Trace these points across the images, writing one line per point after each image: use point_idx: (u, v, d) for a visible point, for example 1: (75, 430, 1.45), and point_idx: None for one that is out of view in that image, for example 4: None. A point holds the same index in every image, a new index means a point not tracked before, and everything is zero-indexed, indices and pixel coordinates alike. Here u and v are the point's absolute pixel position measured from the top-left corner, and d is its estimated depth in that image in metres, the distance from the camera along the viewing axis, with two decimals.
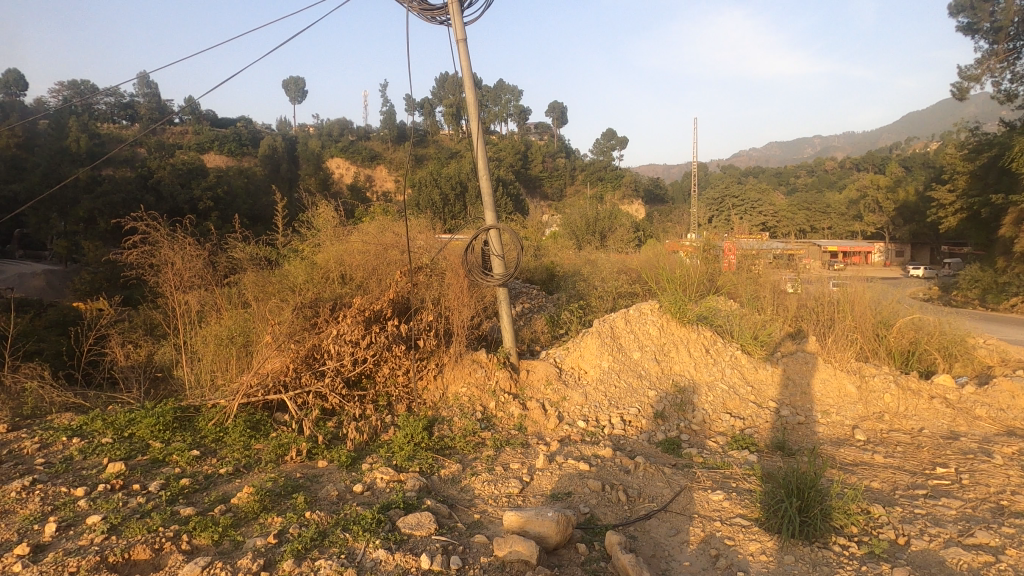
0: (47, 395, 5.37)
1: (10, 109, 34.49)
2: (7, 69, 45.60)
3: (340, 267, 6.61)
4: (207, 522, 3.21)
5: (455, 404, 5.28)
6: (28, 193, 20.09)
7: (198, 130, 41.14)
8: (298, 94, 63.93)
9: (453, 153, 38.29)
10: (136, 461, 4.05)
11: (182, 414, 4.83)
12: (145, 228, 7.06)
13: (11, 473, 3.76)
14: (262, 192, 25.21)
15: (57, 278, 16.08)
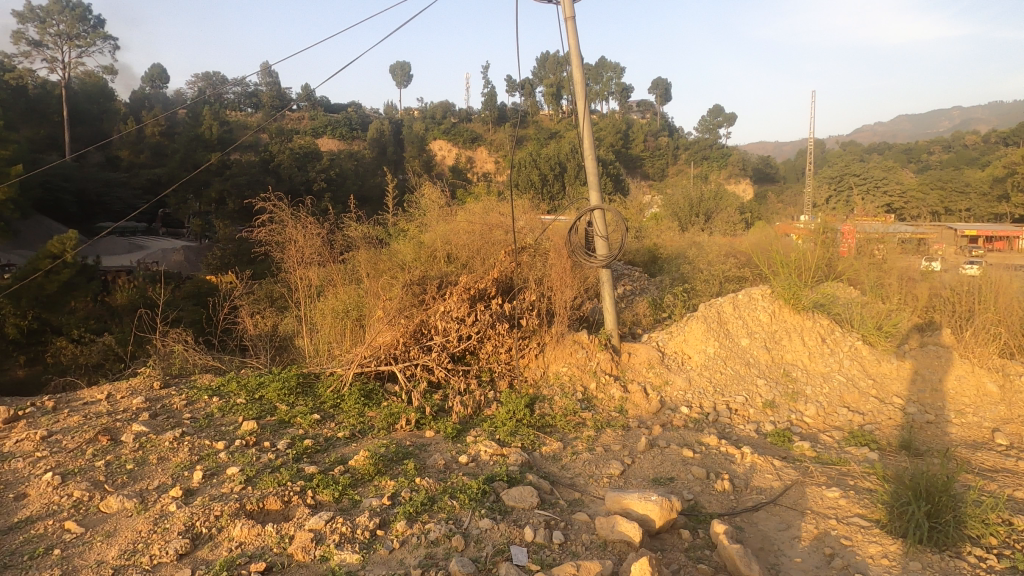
0: (191, 358, 6.01)
1: (155, 102, 38.32)
2: (153, 65, 50.74)
3: (446, 247, 6.82)
4: (328, 480, 3.48)
5: (555, 383, 5.34)
6: (170, 177, 22.31)
7: (313, 116, 43.73)
8: (405, 79, 66.08)
9: (553, 133, 38.15)
10: (266, 420, 4.45)
11: (304, 380, 5.22)
12: (271, 208, 7.63)
13: (164, 424, 4.27)
14: (370, 175, 26.43)
15: (194, 254, 17.78)
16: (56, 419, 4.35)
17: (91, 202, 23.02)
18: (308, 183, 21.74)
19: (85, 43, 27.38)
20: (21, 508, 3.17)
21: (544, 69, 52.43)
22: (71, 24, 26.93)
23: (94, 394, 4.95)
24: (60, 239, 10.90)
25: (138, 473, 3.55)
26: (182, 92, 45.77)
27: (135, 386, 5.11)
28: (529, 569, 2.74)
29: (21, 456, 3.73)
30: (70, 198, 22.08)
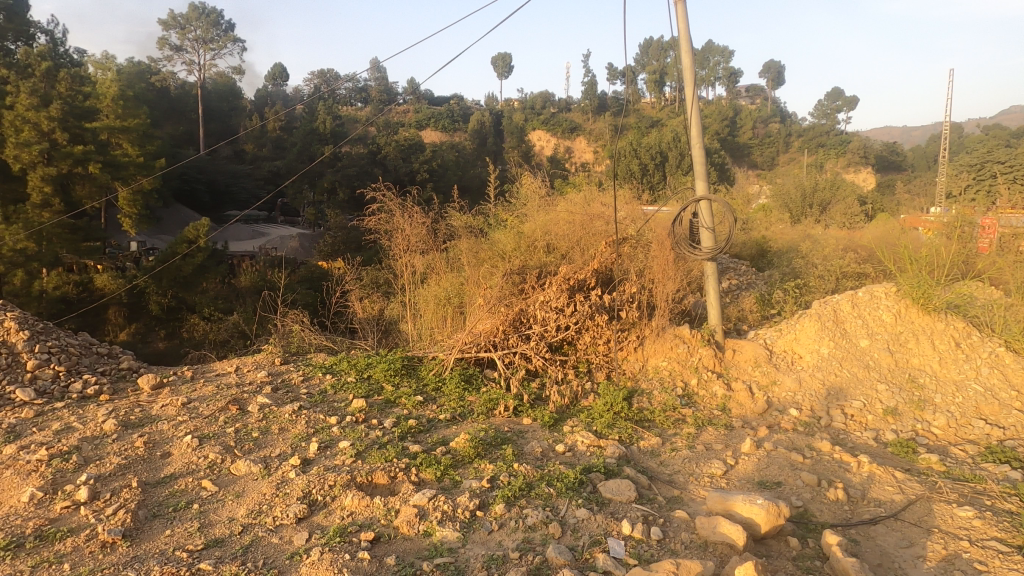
0: (308, 338, 6.45)
1: (276, 99, 41.23)
2: (275, 64, 54.54)
3: (546, 237, 6.85)
4: (431, 459, 3.62)
5: (654, 377, 5.24)
6: (289, 169, 23.97)
7: (418, 109, 45.21)
8: (506, 70, 66.67)
9: (654, 122, 37.10)
10: (373, 399, 4.70)
11: (408, 362, 5.46)
12: (380, 197, 7.99)
13: (284, 397, 4.62)
14: (470, 166, 27.02)
15: (308, 241, 19.03)
16: (194, 387, 4.84)
17: (221, 192, 25.20)
18: (411, 174, 22.59)
19: (217, 46, 29.81)
20: (166, 465, 3.56)
21: (647, 55, 51.00)
22: (206, 28, 29.42)
23: (225, 367, 5.45)
24: (194, 226, 11.99)
25: (263, 441, 3.88)
26: (300, 89, 48.83)
27: (259, 361, 5.56)
28: (627, 563, 2.72)
29: (165, 419, 4.18)
30: (203, 188, 24.28)
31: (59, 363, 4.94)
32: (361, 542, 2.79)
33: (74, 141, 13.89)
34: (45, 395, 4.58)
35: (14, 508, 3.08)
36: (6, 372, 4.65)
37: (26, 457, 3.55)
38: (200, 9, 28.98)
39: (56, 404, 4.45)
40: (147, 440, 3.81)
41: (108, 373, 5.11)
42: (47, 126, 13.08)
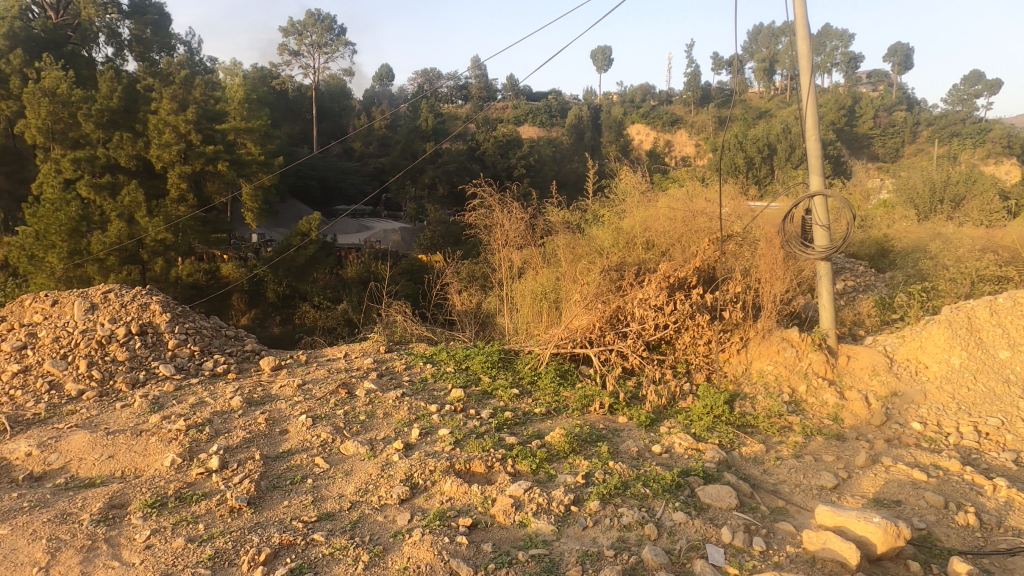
0: (409, 328, 6.73)
1: (382, 99, 43.10)
2: (382, 65, 57.04)
3: (645, 233, 6.73)
4: (526, 452, 3.68)
5: (758, 382, 5.00)
6: (393, 165, 25.07)
7: (516, 105, 45.61)
8: (605, 63, 65.70)
9: (762, 112, 35.18)
10: (471, 390, 4.83)
11: (505, 355, 5.55)
12: (481, 193, 8.17)
13: (388, 383, 4.86)
14: (566, 161, 26.98)
15: (409, 234, 19.81)
16: (309, 370, 5.20)
17: (331, 187, 26.75)
18: (509, 170, 22.93)
19: (331, 50, 31.51)
20: (284, 441, 3.86)
21: (756, 43, 48.44)
22: (321, 33, 31.14)
23: (335, 352, 5.80)
24: (308, 220, 12.84)
25: (369, 424, 4.11)
26: (404, 88, 50.70)
27: (365, 348, 5.87)
28: (727, 572, 2.63)
29: (283, 398, 4.53)
30: (315, 184, 25.88)
31: (195, 343, 5.47)
32: (460, 526, 2.89)
33: (206, 142, 15.23)
34: (183, 371, 5.10)
35: (159, 471, 3.46)
36: (152, 349, 5.22)
37: (168, 426, 3.97)
38: (316, 15, 30.69)
39: (192, 379, 4.95)
40: (268, 417, 4.14)
41: (235, 353, 5.60)
42: (184, 129, 14.42)
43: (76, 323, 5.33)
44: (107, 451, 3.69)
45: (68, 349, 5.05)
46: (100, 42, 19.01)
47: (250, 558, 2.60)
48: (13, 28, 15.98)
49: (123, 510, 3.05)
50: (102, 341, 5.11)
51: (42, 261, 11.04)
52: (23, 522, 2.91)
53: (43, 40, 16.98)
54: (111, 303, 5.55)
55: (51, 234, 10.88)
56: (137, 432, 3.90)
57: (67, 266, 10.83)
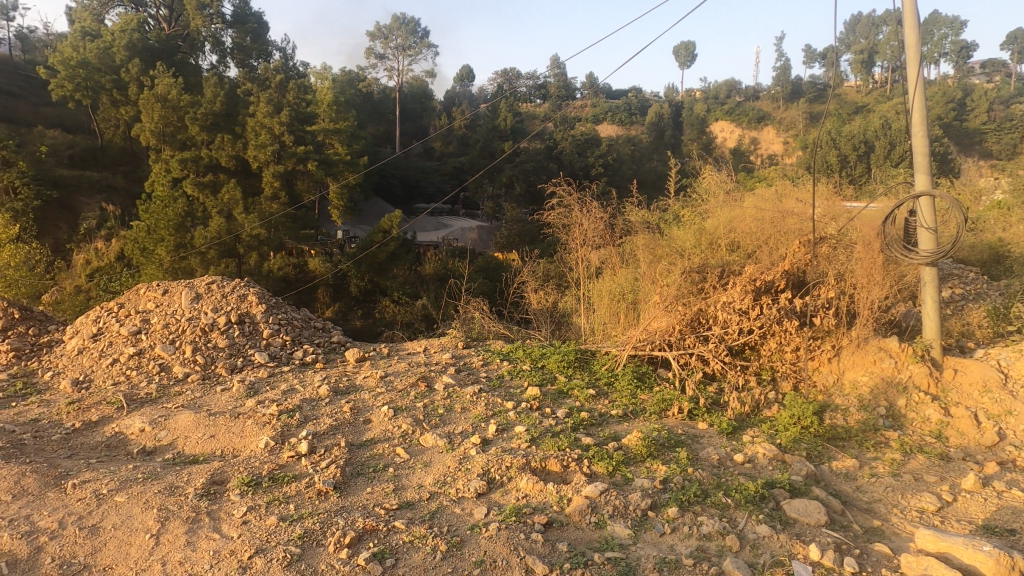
0: (487, 325, 6.83)
1: (463, 99, 43.89)
2: (463, 66, 57.97)
3: (730, 235, 6.51)
4: (602, 453, 3.65)
5: (852, 393, 4.71)
6: (472, 164, 25.53)
7: (595, 103, 45.17)
8: (688, 59, 63.87)
9: (859, 107, 33.12)
10: (547, 388, 4.85)
11: (581, 355, 5.52)
12: (560, 192, 8.17)
13: (466, 379, 4.96)
14: (646, 159, 26.51)
15: (486, 233, 20.11)
16: (390, 363, 5.39)
17: (412, 186, 27.53)
18: (586, 169, 22.81)
19: (414, 52, 32.40)
20: (367, 430, 4.02)
21: (853, 34, 45.69)
22: (405, 37, 32.08)
23: (415, 347, 5.97)
24: (390, 218, 13.32)
25: (448, 418, 4.20)
26: (483, 88, 51.39)
27: (444, 344, 6.01)
28: None
29: (366, 389, 4.71)
30: (397, 183, 26.73)
31: (286, 333, 5.78)
32: (536, 524, 2.91)
33: (298, 143, 16.07)
34: (275, 359, 5.42)
35: (254, 452, 3.69)
36: (248, 337, 5.57)
37: (263, 411, 4.22)
38: (401, 20, 31.61)
39: (284, 367, 5.25)
40: (353, 406, 4.32)
41: (322, 344, 5.88)
42: (279, 131, 15.29)
43: (183, 311, 5.75)
44: (209, 431, 3.96)
45: (176, 335, 5.46)
46: (205, 51, 20.38)
47: (336, 539, 2.73)
48: (132, 39, 17.44)
49: (223, 486, 3.27)
50: (205, 328, 5.49)
51: (153, 253, 11.98)
52: (138, 491, 3.19)
53: (158, 50, 18.45)
54: (213, 293, 5.95)
55: (160, 229, 11.83)
56: (235, 415, 4.16)
57: (174, 258, 11.65)
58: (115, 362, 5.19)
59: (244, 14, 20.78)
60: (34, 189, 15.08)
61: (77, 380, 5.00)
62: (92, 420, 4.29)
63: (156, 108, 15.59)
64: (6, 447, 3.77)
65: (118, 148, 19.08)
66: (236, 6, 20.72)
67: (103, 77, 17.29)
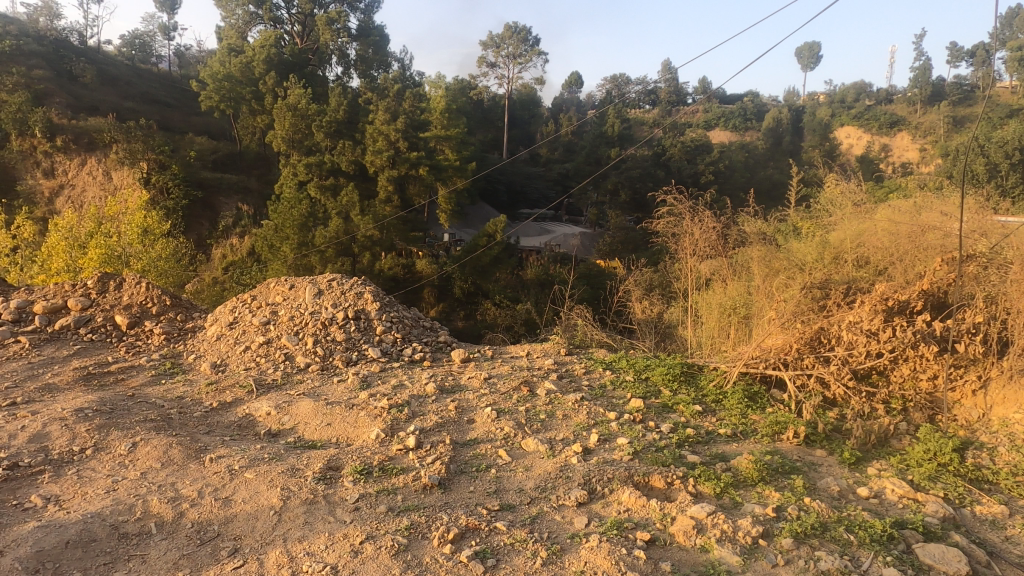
0: (590, 333, 6.77)
1: (570, 106, 44.00)
2: (572, 72, 58.07)
3: (858, 250, 6.02)
4: (709, 473, 3.49)
5: (1001, 431, 4.19)
6: (577, 171, 25.59)
7: (708, 108, 43.67)
8: (812, 61, 60.10)
9: (1014, 109, 29.68)
10: (651, 401, 4.72)
11: (688, 370, 5.31)
12: (670, 200, 7.94)
13: (568, 386, 4.94)
14: (761, 167, 25.26)
15: (588, 239, 20.06)
16: (494, 365, 5.51)
17: (517, 192, 27.95)
18: (695, 176, 22.15)
19: (525, 60, 32.92)
20: (470, 430, 4.10)
21: (1010, 29, 41.03)
22: (517, 45, 32.58)
23: (518, 351, 6.03)
24: (495, 222, 13.69)
25: (549, 424, 4.21)
26: (591, 94, 51.16)
27: (547, 349, 6.02)
28: None
29: (471, 389, 4.83)
30: (502, 188, 27.23)
31: (397, 330, 6.05)
32: (637, 540, 2.84)
33: (411, 149, 16.84)
34: (386, 355, 5.70)
35: (366, 442, 3.89)
36: (363, 333, 5.88)
37: (374, 404, 4.44)
38: (513, 28, 32.08)
39: (394, 363, 5.51)
40: (457, 405, 4.44)
41: (430, 343, 6.10)
42: (394, 137, 16.11)
43: (306, 305, 6.16)
44: (326, 420, 4.23)
45: (300, 327, 5.88)
46: (332, 63, 21.95)
47: (440, 534, 2.81)
48: (270, 54, 19.02)
49: (337, 472, 3.47)
50: (325, 322, 5.87)
51: (279, 250, 12.99)
52: (263, 470, 3.46)
53: (291, 63, 20.01)
54: (334, 290, 6.34)
55: (286, 228, 12.83)
56: (350, 406, 4.42)
57: (297, 256, 12.66)
58: (247, 350, 5.67)
59: (368, 27, 22.16)
60: (183, 190, 16.82)
61: (215, 363, 5.51)
62: (227, 401, 4.71)
63: (287, 117, 16.92)
64: (155, 420, 4.22)
65: (254, 153, 20.90)
66: (360, 20, 22.22)
67: (243, 89, 19.06)
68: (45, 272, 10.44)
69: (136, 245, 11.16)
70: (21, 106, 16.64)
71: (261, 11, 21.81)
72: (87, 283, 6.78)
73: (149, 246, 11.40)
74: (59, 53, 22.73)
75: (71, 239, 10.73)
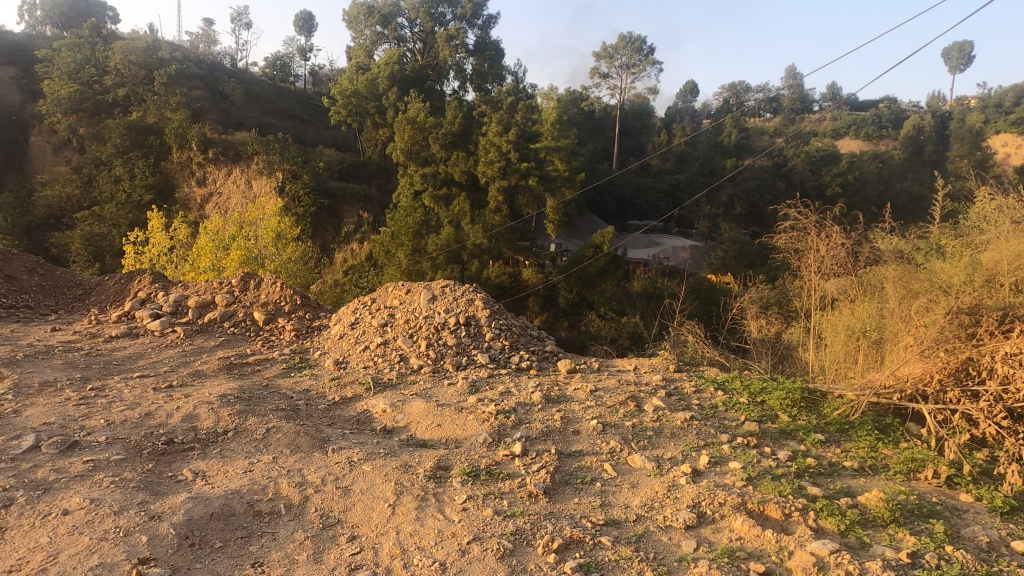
0: (701, 350, 6.52)
1: (685, 115, 42.86)
2: (688, 80, 56.57)
3: (1016, 272, 5.35)
4: (833, 507, 3.24)
5: None
6: (689, 182, 24.88)
7: (837, 116, 40.81)
8: (963, 61, 54.34)
9: None
10: (768, 426, 4.46)
11: (809, 395, 4.98)
12: (794, 214, 7.50)
13: (677, 404, 4.79)
14: (897, 178, 23.24)
15: (698, 253, 19.44)
16: (600, 377, 5.46)
17: (626, 203, 27.62)
18: (820, 189, 20.80)
19: (638, 70, 32.51)
20: (576, 441, 4.10)
21: None
22: (630, 55, 32.24)
23: (626, 364, 5.94)
24: (602, 234, 13.63)
25: (656, 441, 4.10)
26: (707, 103, 49.49)
27: (655, 365, 5.88)
28: None
29: (577, 400, 4.82)
30: (611, 200, 26.96)
31: (506, 337, 6.17)
32: (750, 571, 2.70)
33: (522, 159, 17.15)
34: (494, 361, 5.83)
35: (474, 445, 4.00)
36: (472, 339, 6.06)
37: (483, 408, 4.56)
38: (627, 38, 31.74)
39: (502, 370, 5.62)
40: (563, 416, 4.46)
41: (537, 352, 6.16)
42: (506, 149, 16.51)
43: (420, 310, 6.42)
44: (437, 420, 4.40)
45: (414, 330, 6.16)
46: (450, 77, 22.73)
47: (544, 543, 2.83)
48: (393, 71, 20.10)
49: (447, 472, 3.60)
50: (438, 327, 6.10)
51: (394, 256, 13.66)
52: (380, 464, 3.66)
53: (412, 78, 21.08)
54: (447, 296, 6.59)
55: (402, 235, 13.48)
56: (459, 409, 4.56)
57: (410, 261, 13.26)
58: (366, 349, 6.02)
59: (484, 43, 22.89)
60: (312, 199, 18.30)
61: (337, 360, 5.89)
62: (348, 396, 5.03)
63: (407, 130, 17.81)
64: (286, 409, 4.60)
65: (375, 164, 22.24)
66: (477, 36, 22.97)
67: (368, 103, 20.27)
68: (194, 269, 11.70)
69: (270, 248, 12.25)
70: (182, 123, 18.76)
71: (387, 31, 23.14)
72: (232, 282, 7.51)
73: (281, 249, 12.41)
74: (214, 75, 25.46)
75: (216, 241, 11.95)
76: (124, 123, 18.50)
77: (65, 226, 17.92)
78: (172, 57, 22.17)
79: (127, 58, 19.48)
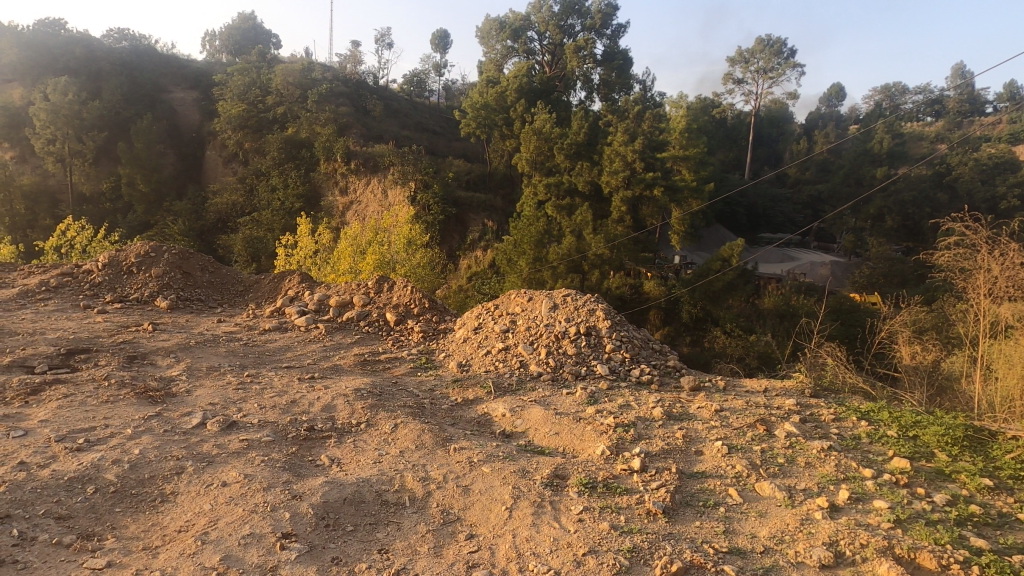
0: (842, 375, 5.96)
1: (828, 121, 39.84)
2: (835, 83, 52.61)
3: None
4: (1002, 564, 2.83)
5: None
6: (832, 192, 23.10)
7: (1016, 117, 35.96)
8: None
9: None
10: (921, 464, 4.00)
11: (975, 435, 4.36)
12: (960, 229, 6.66)
13: (812, 432, 4.41)
14: None
15: (840, 269, 17.98)
16: (726, 398, 5.18)
17: (758, 215, 26.12)
18: (993, 202, 18.46)
19: (777, 74, 30.66)
20: (698, 461, 3.93)
21: None
22: (769, 59, 30.50)
23: (755, 386, 5.58)
24: (730, 246, 13.07)
25: (788, 470, 3.82)
26: (855, 108, 45.62)
27: (788, 388, 5.47)
28: None
29: (700, 419, 4.61)
30: (742, 211, 25.54)
31: (627, 350, 6.07)
32: None
33: (648, 169, 16.83)
34: (614, 373, 5.75)
35: (591, 457, 3.97)
36: (593, 349, 6.02)
37: (601, 420, 4.51)
38: (766, 41, 30.11)
39: (622, 383, 5.55)
40: (686, 434, 4.28)
41: (659, 366, 5.98)
42: (631, 158, 16.31)
43: (541, 318, 6.47)
44: (555, 428, 4.41)
45: (535, 337, 6.21)
46: (578, 88, 22.71)
47: (663, 564, 2.74)
48: (521, 83, 20.56)
49: (563, 481, 3.59)
50: (558, 336, 6.11)
51: (516, 264, 13.99)
52: (498, 467, 3.73)
53: (539, 90, 21.43)
54: (568, 305, 6.58)
55: (524, 244, 13.80)
56: (577, 419, 4.54)
57: (532, 270, 13.51)
58: (488, 353, 6.16)
59: (613, 52, 22.72)
60: (440, 208, 19.21)
61: (460, 363, 6.09)
62: (469, 398, 5.20)
63: (533, 141, 18.12)
64: (412, 407, 4.84)
65: (501, 175, 22.86)
66: (606, 46, 22.83)
67: (497, 116, 21.08)
68: (335, 271, 12.70)
69: (402, 253, 13.01)
70: (329, 137, 20.47)
71: (517, 44, 23.79)
72: (368, 284, 8.05)
73: (411, 254, 13.15)
74: (358, 92, 27.54)
75: (355, 246, 12.88)
76: (281, 138, 20.58)
77: (230, 229, 20.26)
78: (324, 77, 24.31)
79: (287, 79, 21.32)
